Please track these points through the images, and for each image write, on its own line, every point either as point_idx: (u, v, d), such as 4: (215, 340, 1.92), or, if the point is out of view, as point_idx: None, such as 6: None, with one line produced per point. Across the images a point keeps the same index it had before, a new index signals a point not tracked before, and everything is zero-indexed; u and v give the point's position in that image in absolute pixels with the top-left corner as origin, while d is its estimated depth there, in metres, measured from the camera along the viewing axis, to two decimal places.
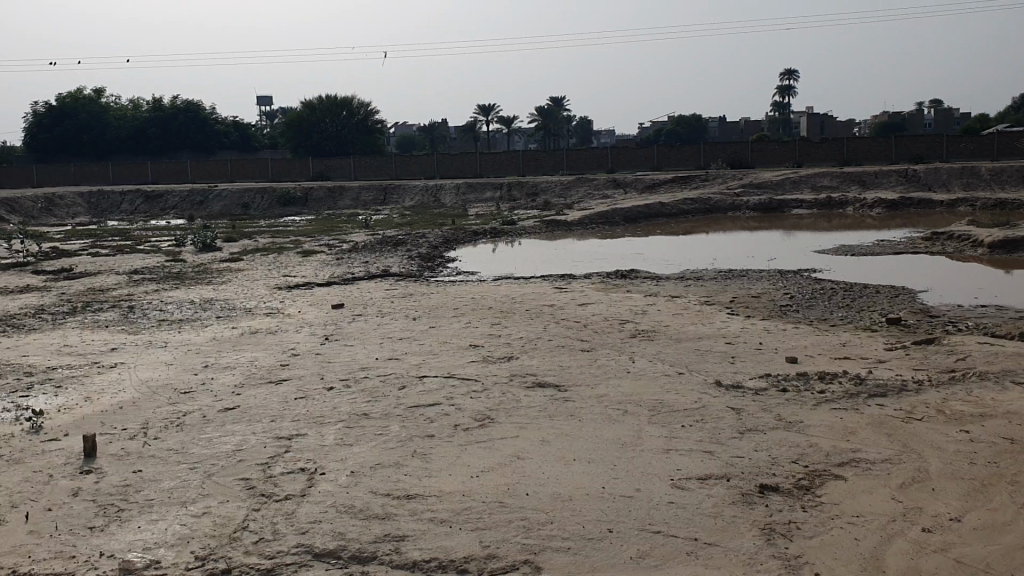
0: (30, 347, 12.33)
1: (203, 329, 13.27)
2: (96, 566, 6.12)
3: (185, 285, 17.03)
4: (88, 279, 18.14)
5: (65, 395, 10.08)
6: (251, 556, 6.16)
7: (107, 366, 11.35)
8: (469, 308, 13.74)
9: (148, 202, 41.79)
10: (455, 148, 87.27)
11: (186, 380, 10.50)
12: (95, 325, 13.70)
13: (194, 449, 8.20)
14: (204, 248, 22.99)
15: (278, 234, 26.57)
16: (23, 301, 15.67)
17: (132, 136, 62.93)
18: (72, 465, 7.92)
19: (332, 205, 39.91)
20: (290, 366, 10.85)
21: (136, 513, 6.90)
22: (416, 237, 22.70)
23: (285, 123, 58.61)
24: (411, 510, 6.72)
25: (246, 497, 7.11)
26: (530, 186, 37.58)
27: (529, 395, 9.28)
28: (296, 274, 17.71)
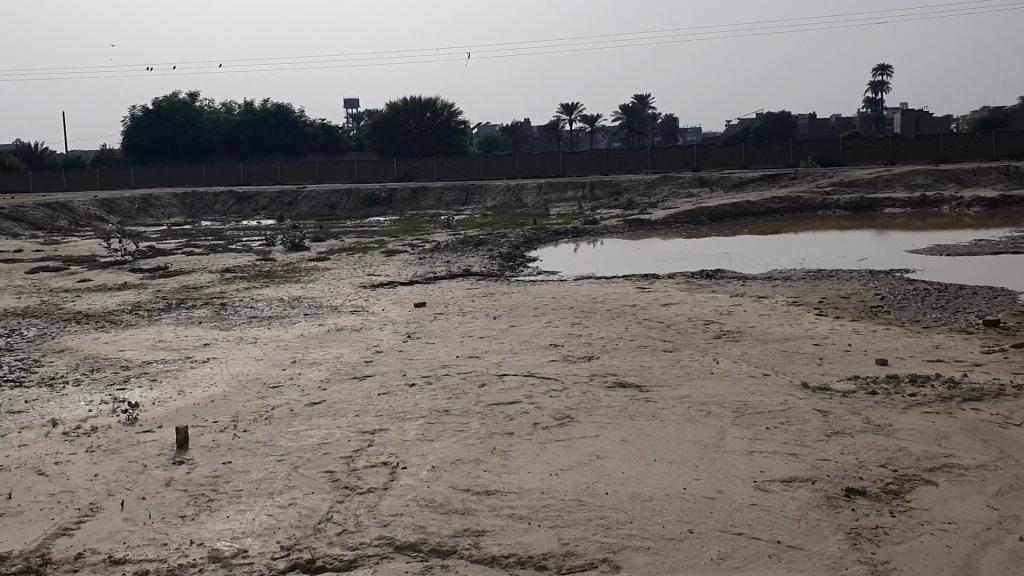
0: (128, 342, 12.83)
1: (290, 326, 13.61)
2: (187, 554, 6.33)
3: (274, 283, 17.48)
4: (182, 277, 18.77)
5: (159, 388, 10.46)
6: (335, 547, 6.30)
7: (199, 360, 11.73)
8: (550, 308, 13.73)
9: (239, 203, 42.95)
10: (539, 148, 87.23)
11: (274, 375, 10.78)
12: (188, 321, 14.18)
13: (281, 441, 8.41)
14: (292, 248, 23.53)
15: (363, 234, 26.99)
16: (121, 298, 16.31)
17: (225, 138, 64.94)
18: (166, 456, 8.21)
19: (416, 205, 40.42)
20: (374, 362, 11.03)
21: (225, 503, 7.12)
22: (498, 237, 22.79)
23: (371, 125, 59.68)
24: (491, 505, 6.77)
25: (331, 489, 7.26)
26: (613, 186, 37.41)
27: (610, 395, 9.24)
28: (380, 273, 17.99)
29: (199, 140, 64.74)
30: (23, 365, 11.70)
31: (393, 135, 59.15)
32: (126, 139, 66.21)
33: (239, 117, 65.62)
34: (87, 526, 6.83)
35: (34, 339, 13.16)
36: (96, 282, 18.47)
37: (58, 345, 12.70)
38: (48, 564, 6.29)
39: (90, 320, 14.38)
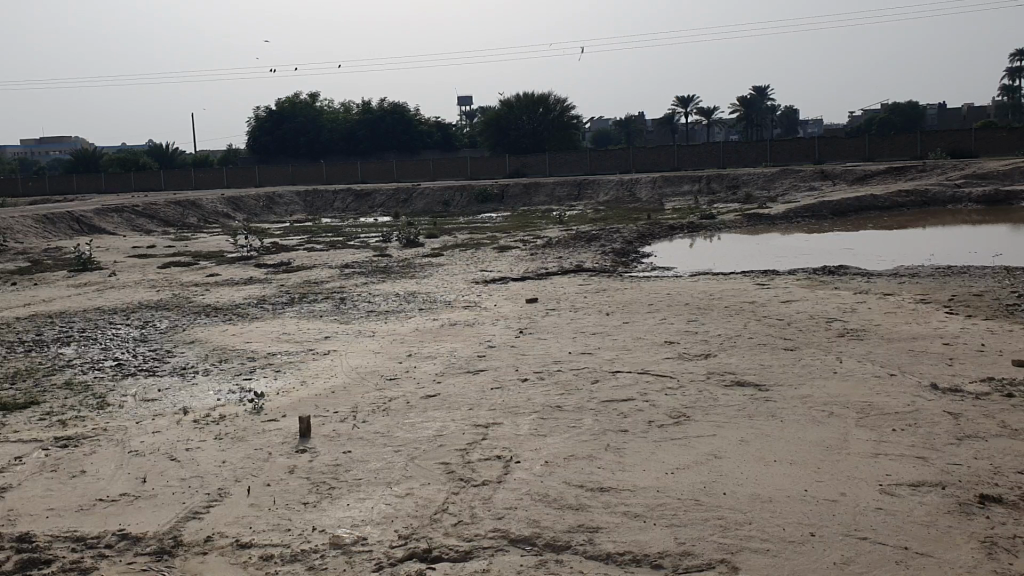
0: (253, 334, 13.33)
1: (406, 320, 13.87)
2: (309, 539, 6.53)
3: (392, 279, 17.84)
4: (303, 272, 19.36)
5: (282, 379, 10.83)
6: (451, 537, 6.38)
7: (320, 353, 12.10)
8: (664, 305, 13.55)
9: (357, 200, 44.01)
10: (654, 143, 86.17)
11: (391, 368, 11.00)
12: (310, 314, 14.64)
13: (398, 433, 8.58)
14: (408, 244, 23.97)
15: (477, 231, 27.25)
16: (247, 292, 16.96)
17: (344, 138, 66.76)
18: (289, 444, 8.49)
19: (529, 201, 40.64)
20: (487, 357, 11.12)
21: (345, 491, 7.31)
22: (611, 232, 22.66)
23: (484, 122, 60.30)
24: (605, 502, 6.72)
25: (446, 481, 7.35)
26: (730, 180, 36.69)
27: (727, 394, 9.05)
28: (493, 269, 18.17)
29: (320, 141, 66.83)
30: (157, 355, 12.30)
31: (507, 131, 59.63)
32: (251, 141, 68.97)
33: (357, 117, 67.29)
34: (215, 511, 7.12)
35: (167, 330, 13.83)
36: (224, 276, 19.28)
37: (189, 337, 13.31)
38: (180, 546, 6.58)
39: (218, 313, 15.00)
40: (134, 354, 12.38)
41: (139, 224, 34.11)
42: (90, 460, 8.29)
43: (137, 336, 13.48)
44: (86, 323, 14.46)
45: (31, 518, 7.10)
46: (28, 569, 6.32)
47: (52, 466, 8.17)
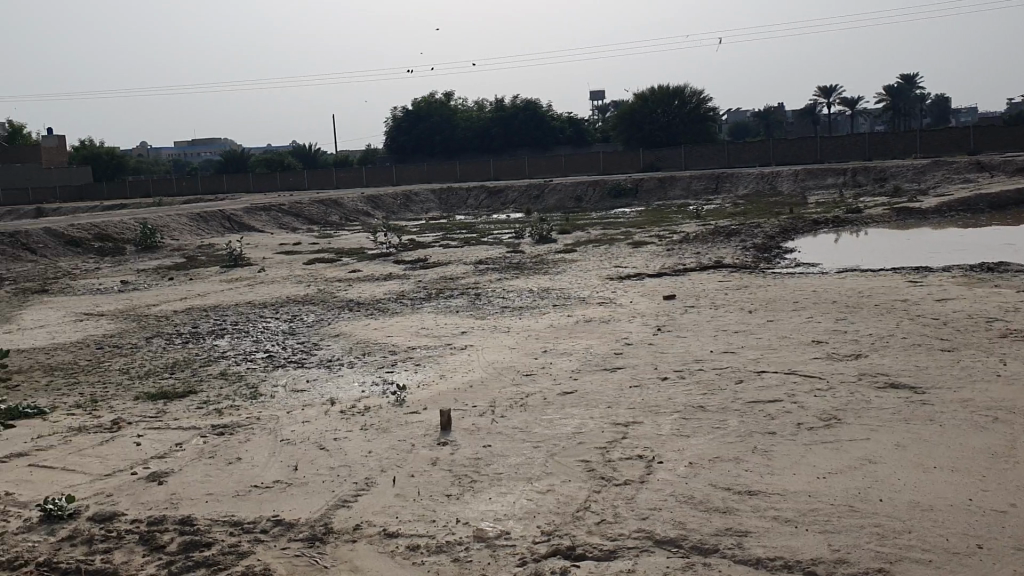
0: (393, 329, 13.64)
1: (541, 316, 13.88)
2: (454, 531, 6.60)
3: (526, 275, 17.92)
4: (439, 269, 19.64)
5: (422, 372, 11.03)
6: (594, 536, 6.33)
7: (458, 347, 12.25)
8: (810, 303, 13.07)
9: (491, 197, 44.34)
10: (793, 135, 83.49)
11: (528, 364, 11.03)
12: (447, 309, 14.89)
13: (537, 428, 8.58)
14: (541, 240, 24.02)
15: (612, 226, 27.00)
16: (386, 288, 17.39)
17: (477, 136, 67.64)
18: (431, 436, 8.63)
19: (663, 196, 40.12)
20: (625, 355, 10.99)
21: (487, 485, 7.36)
22: (751, 227, 22.08)
23: (618, 116, 60.00)
24: (753, 505, 6.53)
25: (588, 478, 7.30)
26: (877, 172, 35.24)
27: (880, 396, 8.66)
28: (628, 265, 17.94)
29: (454, 139, 68.11)
30: (304, 347, 12.75)
31: (640, 125, 59.12)
32: (388, 141, 70.88)
33: (490, 115, 68.12)
34: (362, 500, 7.30)
35: (313, 324, 14.33)
36: (364, 272, 19.81)
37: (333, 330, 13.74)
38: (331, 533, 6.78)
39: (360, 308, 15.42)
40: (282, 346, 12.87)
41: (284, 222, 35.47)
42: (245, 447, 8.65)
43: (285, 329, 14.00)
44: (237, 316, 15.12)
45: (192, 501, 7.46)
46: (190, 550, 6.62)
47: (210, 452, 8.56)
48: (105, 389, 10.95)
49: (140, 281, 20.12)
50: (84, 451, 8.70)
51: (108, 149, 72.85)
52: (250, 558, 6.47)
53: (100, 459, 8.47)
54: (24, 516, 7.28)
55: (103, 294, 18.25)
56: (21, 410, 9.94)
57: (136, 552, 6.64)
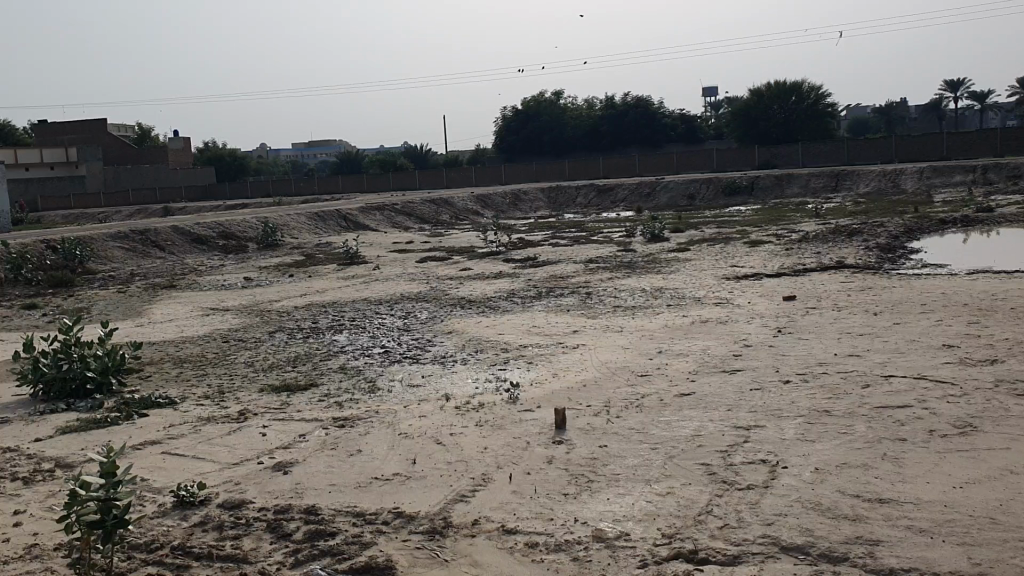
0: (505, 326, 13.72)
1: (654, 316, 13.74)
2: (573, 531, 6.58)
3: (638, 274, 17.77)
4: (551, 267, 19.68)
5: (535, 370, 11.06)
6: (717, 540, 6.20)
7: (570, 346, 12.23)
8: (939, 305, 12.54)
9: (600, 195, 44.09)
10: (917, 130, 80.40)
11: (642, 364, 10.92)
12: (559, 308, 14.91)
13: (654, 430, 8.48)
14: (653, 239, 23.80)
15: (725, 225, 26.49)
16: (498, 285, 17.53)
17: (587, 134, 67.68)
18: (547, 434, 8.63)
19: (779, 194, 39.17)
20: (743, 357, 10.78)
21: (605, 485, 7.31)
22: (874, 226, 21.34)
23: (732, 113, 59.02)
24: (884, 514, 6.29)
25: (709, 482, 7.17)
26: (1011, 168, 33.64)
27: (1020, 404, 8.22)
28: (744, 265, 17.59)
29: (563, 138, 68.22)
30: (419, 343, 12.96)
31: (755, 122, 58.01)
32: (498, 140, 71.65)
33: (600, 112, 67.89)
34: (480, 495, 7.35)
35: (427, 320, 14.54)
36: (476, 270, 19.97)
37: (447, 327, 13.92)
38: (450, 527, 6.84)
39: (472, 305, 15.57)
40: (398, 342, 13.11)
41: (397, 221, 36.12)
42: (365, 440, 8.84)
43: (400, 326, 14.26)
44: (354, 313, 15.49)
45: (315, 491, 7.66)
46: (315, 539, 6.78)
47: (331, 444, 8.78)
48: (231, 381, 11.36)
49: (261, 277, 20.82)
50: (213, 441, 9.03)
51: (229, 151, 75.77)
52: (373, 549, 6.58)
53: (228, 448, 8.78)
54: (159, 501, 7.59)
55: (228, 290, 18.97)
56: (154, 400, 10.40)
57: (263, 539, 6.85)
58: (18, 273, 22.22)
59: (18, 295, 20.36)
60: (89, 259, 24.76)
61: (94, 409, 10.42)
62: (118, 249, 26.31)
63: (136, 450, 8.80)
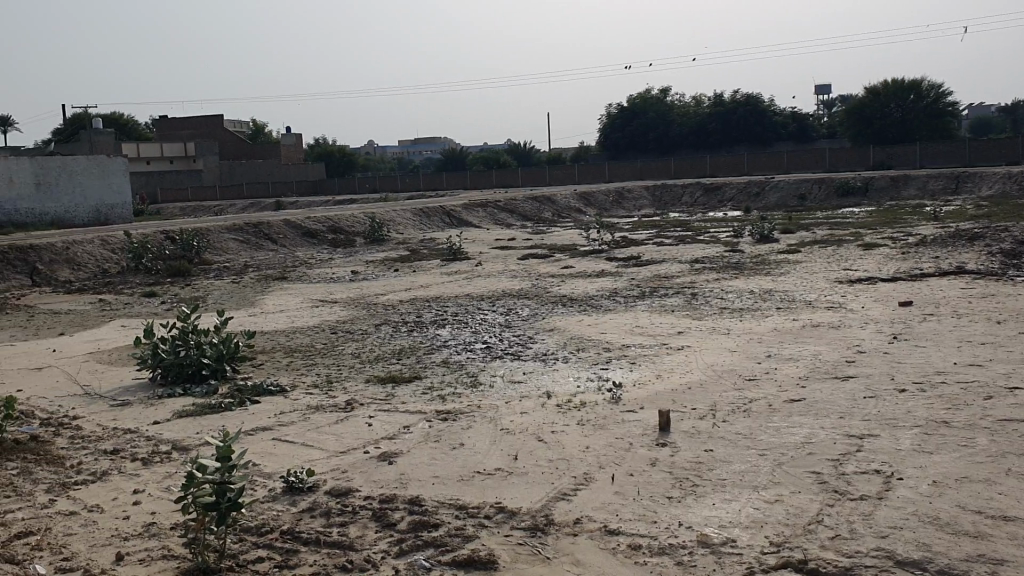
0: (608, 326, 13.64)
1: (762, 318, 13.47)
2: (677, 535, 6.49)
3: (746, 275, 17.44)
4: (655, 266, 19.51)
5: (638, 371, 10.96)
6: (828, 551, 6.02)
7: (675, 347, 12.08)
8: None
9: (707, 194, 43.45)
10: None
11: (750, 368, 10.69)
12: (663, 308, 14.73)
13: (762, 436, 8.30)
14: (761, 240, 23.33)
15: (837, 227, 25.79)
16: (601, 284, 17.47)
17: (694, 132, 66.80)
18: (650, 436, 8.54)
19: (896, 195, 37.87)
20: (857, 363, 10.44)
21: (710, 490, 7.18)
22: (999, 230, 20.37)
23: (846, 111, 57.32)
24: (1010, 532, 5.99)
25: (819, 491, 6.96)
26: None
27: None
28: (857, 269, 17.06)
29: (669, 135, 67.52)
30: (521, 340, 13.01)
31: (871, 121, 56.20)
32: (604, 138, 71.42)
33: (708, 110, 66.91)
34: (581, 495, 7.32)
35: (529, 317, 14.62)
36: (579, 268, 19.95)
37: (548, 324, 13.94)
38: (552, 525, 6.83)
39: (574, 303, 15.56)
40: (500, 338, 13.19)
41: (500, 218, 36.40)
42: (468, 434, 8.91)
43: (501, 322, 14.34)
44: (458, 308, 15.67)
45: (418, 482, 7.76)
46: (419, 530, 6.87)
47: (434, 437, 8.87)
48: (338, 371, 11.63)
49: (367, 271, 21.24)
50: (322, 429, 9.26)
51: (339, 147, 77.72)
52: (474, 542, 6.62)
53: (336, 437, 8.99)
54: (269, 486, 7.82)
55: (336, 283, 19.42)
56: (266, 387, 10.73)
57: (369, 527, 6.96)
58: (139, 262, 23.31)
59: (139, 283, 21.30)
60: (206, 250, 25.76)
61: (210, 394, 10.81)
62: (233, 241, 27.23)
63: (249, 436, 9.10)
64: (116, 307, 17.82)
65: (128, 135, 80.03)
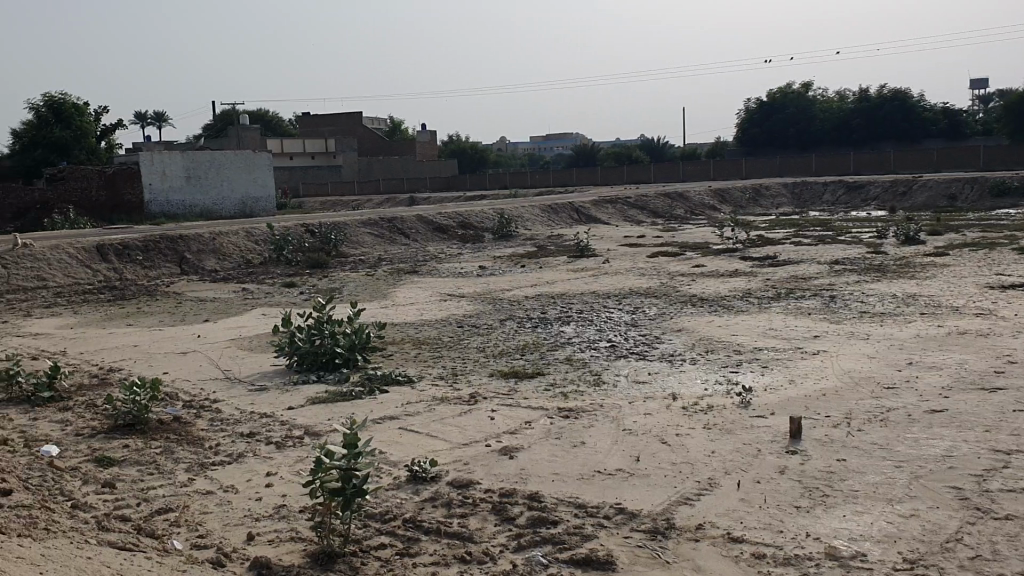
0: (739, 328, 13.29)
1: (905, 324, 12.84)
2: (803, 545, 6.25)
3: (888, 278, 16.67)
4: (791, 267, 18.91)
5: (770, 375, 10.63)
6: (967, 572, 5.67)
7: (809, 352, 11.65)
8: None
9: (849, 192, 41.82)
10: None
11: (889, 376, 10.20)
12: (798, 311, 14.24)
13: (899, 447, 7.90)
14: (906, 241, 22.25)
15: (991, 228, 24.40)
16: (733, 284, 17.05)
17: (836, 128, 64.39)
18: (779, 443, 8.26)
19: None
20: (1007, 374, 9.80)
21: (841, 501, 6.88)
22: None
23: (1004, 107, 54.00)
24: None
25: (960, 508, 6.57)
26: None
27: None
28: (1013, 273, 16.03)
29: (810, 131, 65.38)
30: (647, 340, 12.84)
31: None
32: (741, 133, 69.83)
33: (853, 105, 64.32)
34: (705, 500, 7.15)
35: (657, 316, 14.42)
36: (711, 267, 19.55)
37: (677, 324, 13.70)
38: (673, 529, 6.70)
39: (705, 303, 15.25)
40: (626, 337, 13.05)
41: (631, 215, 36.10)
42: (589, 433, 8.84)
43: (628, 320, 14.21)
44: (584, 305, 15.62)
45: (539, 478, 7.76)
46: (538, 526, 6.86)
47: (556, 434, 8.85)
48: (464, 364, 11.78)
49: (496, 266, 21.46)
50: (446, 420, 9.39)
51: (472, 143, 78.85)
52: (593, 542, 6.56)
53: (459, 429, 9.10)
54: (394, 474, 7.98)
55: (464, 277, 19.69)
56: (394, 377, 10.98)
57: (488, 520, 7.01)
58: (280, 253, 24.31)
59: (280, 274, 22.21)
60: (342, 243, 26.61)
61: (341, 382, 11.17)
62: (368, 235, 28.02)
63: (377, 424, 9.33)
64: (257, 296, 18.62)
65: (273, 130, 83.58)
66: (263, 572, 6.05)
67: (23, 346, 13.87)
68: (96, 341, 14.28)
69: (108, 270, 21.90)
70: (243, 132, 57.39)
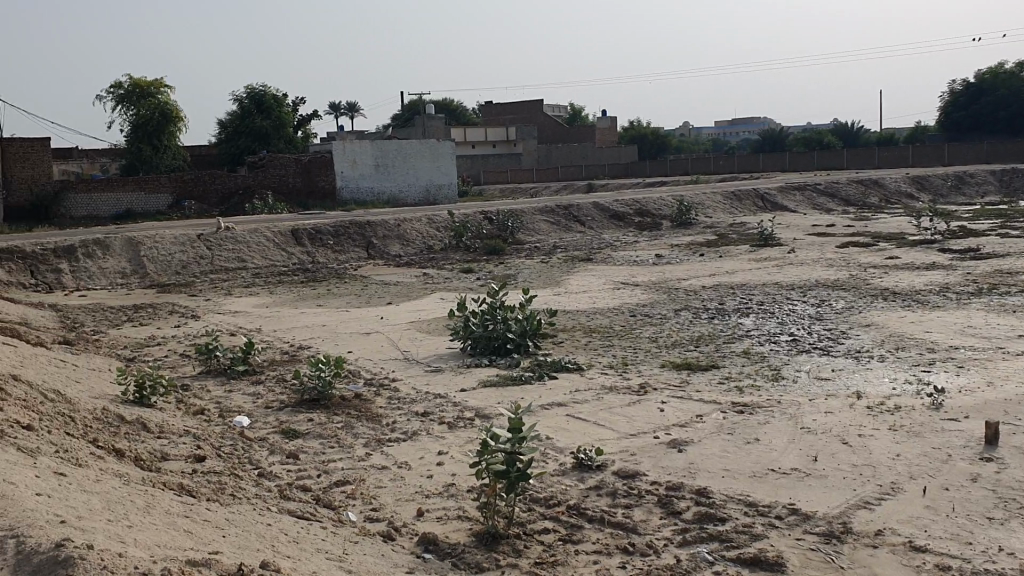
0: (933, 325, 12.47)
1: None
2: (994, 559, 5.81)
3: None
4: (995, 260, 17.56)
5: (966, 376, 9.91)
6: None
7: (1012, 353, 10.78)
8: None
9: None
10: None
11: None
12: (1001, 308, 13.21)
13: None
14: None
15: None
16: (929, 278, 16.02)
17: None
18: (972, 449, 7.70)
19: None
20: None
21: None
22: None
23: None
24: None
25: None
26: None
27: None
28: None
29: None
30: (832, 335, 12.26)
31: None
32: (945, 116, 65.63)
33: None
34: (887, 505, 6.77)
35: (843, 310, 13.77)
36: (904, 259, 18.45)
37: (864, 319, 13.03)
38: (849, 534, 6.39)
39: (896, 298, 14.41)
40: (809, 332, 12.53)
41: (819, 203, 34.62)
42: (764, 429, 8.57)
43: (811, 313, 13.67)
44: (764, 296, 15.14)
45: (708, 474, 7.60)
46: (705, 522, 6.72)
47: (728, 429, 8.64)
48: (635, 354, 11.69)
49: (672, 255, 21.12)
50: (614, 409, 9.37)
51: (653, 128, 77.97)
52: (763, 542, 6.35)
53: (629, 419, 9.05)
54: (560, 460, 8.04)
55: (639, 266, 19.53)
56: (564, 364, 11.04)
57: (654, 512, 6.93)
58: (459, 240, 25.02)
59: (459, 260, 22.81)
60: (520, 230, 27.05)
61: (513, 367, 11.36)
62: (545, 222, 28.30)
63: (547, 410, 9.42)
64: (437, 281, 19.20)
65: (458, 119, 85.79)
66: (429, 548, 6.24)
67: (223, 323, 14.94)
68: (289, 319, 15.21)
69: (301, 252, 23.26)
70: (429, 121, 59.16)
